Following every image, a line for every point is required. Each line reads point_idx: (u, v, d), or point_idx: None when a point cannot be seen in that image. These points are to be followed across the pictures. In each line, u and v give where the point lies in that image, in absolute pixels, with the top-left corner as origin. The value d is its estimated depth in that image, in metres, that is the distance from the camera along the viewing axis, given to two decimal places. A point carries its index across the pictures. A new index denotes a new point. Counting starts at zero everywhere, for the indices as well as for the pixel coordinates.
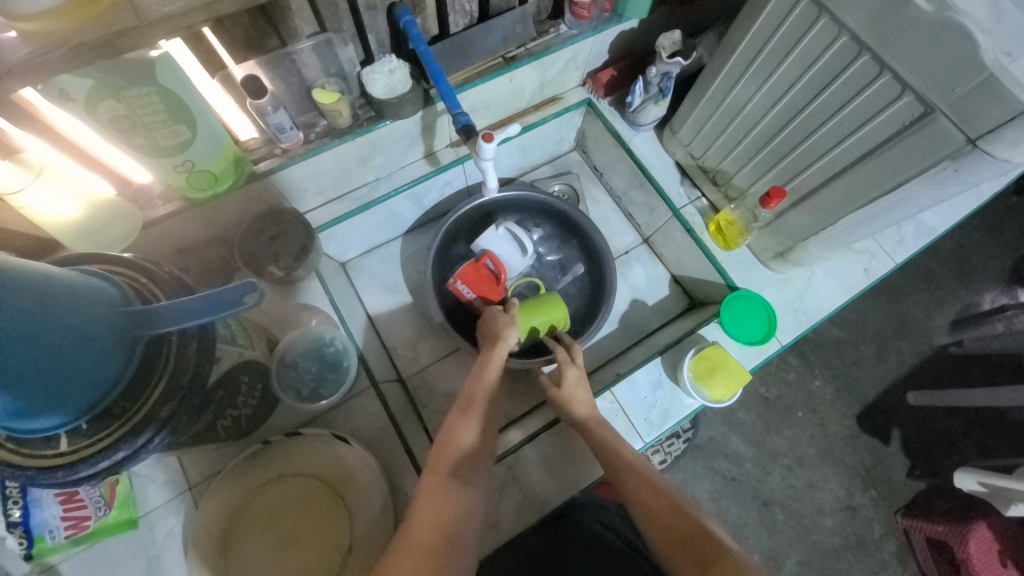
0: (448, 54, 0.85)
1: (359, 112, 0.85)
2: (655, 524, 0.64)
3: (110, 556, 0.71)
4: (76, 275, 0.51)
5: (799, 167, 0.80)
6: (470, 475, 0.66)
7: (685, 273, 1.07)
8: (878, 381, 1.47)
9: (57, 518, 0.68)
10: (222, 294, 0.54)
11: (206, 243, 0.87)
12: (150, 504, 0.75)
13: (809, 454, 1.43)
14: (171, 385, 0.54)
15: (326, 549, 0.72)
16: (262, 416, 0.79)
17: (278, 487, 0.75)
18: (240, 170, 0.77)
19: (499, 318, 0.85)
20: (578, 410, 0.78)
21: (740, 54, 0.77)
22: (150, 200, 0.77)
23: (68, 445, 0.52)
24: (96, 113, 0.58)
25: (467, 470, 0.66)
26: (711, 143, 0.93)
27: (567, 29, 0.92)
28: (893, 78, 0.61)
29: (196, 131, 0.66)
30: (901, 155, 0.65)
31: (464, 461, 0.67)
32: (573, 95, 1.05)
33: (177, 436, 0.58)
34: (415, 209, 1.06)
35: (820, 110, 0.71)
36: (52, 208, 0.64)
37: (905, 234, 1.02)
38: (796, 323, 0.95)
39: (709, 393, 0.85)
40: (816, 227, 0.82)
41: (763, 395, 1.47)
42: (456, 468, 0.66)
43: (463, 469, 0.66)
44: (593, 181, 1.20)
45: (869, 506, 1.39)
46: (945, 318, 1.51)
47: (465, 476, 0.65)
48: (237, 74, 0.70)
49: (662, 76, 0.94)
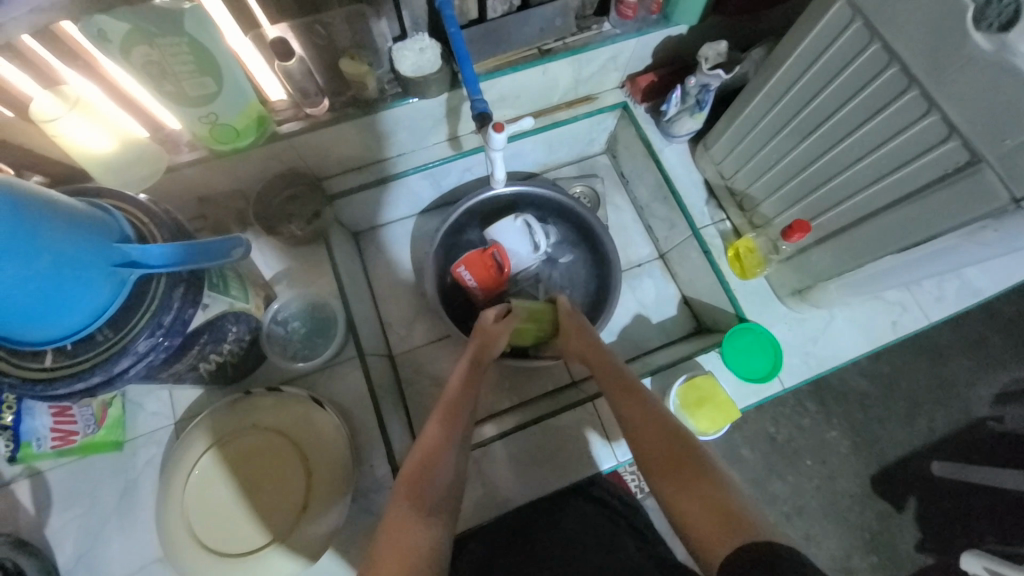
0: (480, 39, 0.83)
1: (387, 86, 0.85)
2: (639, 449, 0.67)
3: (94, 470, 0.77)
4: (82, 206, 0.54)
5: (831, 202, 0.74)
6: (434, 478, 0.64)
7: (697, 296, 1.03)
8: (902, 443, 1.37)
9: (46, 428, 0.72)
10: (211, 244, 0.59)
11: (227, 194, 0.90)
12: (136, 430, 0.80)
13: (810, 505, 1.35)
14: (152, 323, 0.57)
15: (281, 503, 0.74)
16: (248, 367, 0.82)
17: (248, 437, 0.76)
18: (262, 129, 0.79)
19: (490, 325, 0.83)
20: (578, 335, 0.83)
21: (784, 73, 0.73)
22: (177, 145, 0.80)
23: (53, 360, 0.55)
24: (130, 57, 0.61)
25: (432, 476, 0.64)
26: (742, 164, 0.88)
27: (611, 28, 0.89)
28: (941, 118, 0.56)
29: (221, 85, 0.68)
30: (937, 205, 0.59)
31: (434, 457, 0.65)
32: (609, 97, 1.02)
33: (157, 368, 0.61)
34: (432, 189, 1.06)
35: (860, 143, 0.66)
36: (88, 139, 0.69)
37: (946, 291, 0.94)
38: (805, 366, 0.90)
39: (694, 423, 0.83)
40: (840, 268, 0.77)
41: (770, 436, 1.40)
42: (425, 473, 0.64)
43: (432, 476, 0.64)
44: (617, 188, 1.16)
45: (867, 571, 1.31)
46: (988, 389, 1.39)
47: (432, 488, 0.62)
48: (270, 34, 0.71)
49: (701, 87, 0.89)
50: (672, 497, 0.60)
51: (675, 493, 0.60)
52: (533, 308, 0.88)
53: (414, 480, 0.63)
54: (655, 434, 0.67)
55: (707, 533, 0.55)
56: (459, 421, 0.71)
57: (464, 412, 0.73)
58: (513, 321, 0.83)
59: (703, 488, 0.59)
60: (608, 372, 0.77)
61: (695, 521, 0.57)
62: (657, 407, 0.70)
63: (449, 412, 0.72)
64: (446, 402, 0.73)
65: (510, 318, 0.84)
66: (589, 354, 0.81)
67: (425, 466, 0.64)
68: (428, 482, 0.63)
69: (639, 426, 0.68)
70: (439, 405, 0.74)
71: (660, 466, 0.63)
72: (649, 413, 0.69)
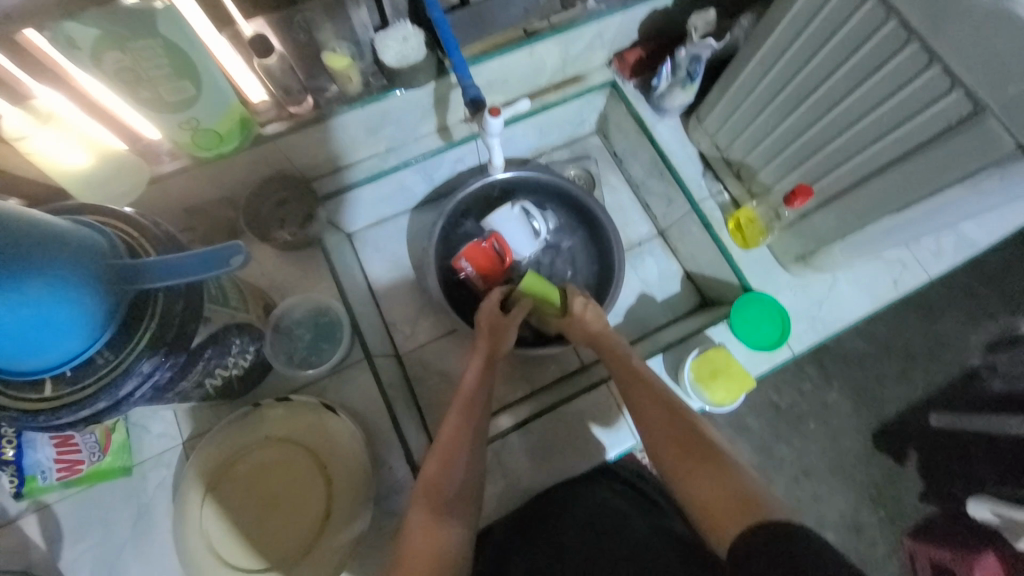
0: (464, 25, 0.82)
1: (370, 79, 0.82)
2: (648, 433, 0.67)
3: (103, 498, 0.75)
4: (67, 224, 0.51)
5: (832, 163, 0.74)
6: (450, 478, 0.65)
7: (699, 270, 1.03)
8: (900, 399, 1.40)
9: (50, 459, 0.71)
10: (209, 254, 0.53)
11: (214, 203, 0.87)
12: (143, 453, 0.78)
13: (817, 467, 1.38)
14: (154, 341, 0.54)
15: (303, 514, 0.72)
16: (255, 378, 0.79)
17: (261, 450, 0.74)
18: (247, 132, 0.76)
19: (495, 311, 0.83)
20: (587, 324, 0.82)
21: (777, 36, 0.71)
22: (158, 155, 0.77)
23: (52, 390, 0.52)
24: (102, 63, 0.58)
25: (448, 477, 0.65)
26: (738, 133, 0.87)
27: (595, 4, 0.86)
28: (944, 69, 0.55)
29: (201, 87, 0.65)
30: (942, 158, 0.59)
31: (453, 456, 0.66)
32: (597, 75, 1.00)
33: (162, 388, 0.59)
34: (424, 183, 1.04)
35: (859, 103, 0.66)
36: (61, 155, 0.66)
37: (943, 246, 0.95)
38: (813, 331, 0.90)
39: (709, 396, 0.83)
40: (843, 231, 0.77)
41: (774, 403, 1.41)
42: (445, 478, 0.64)
43: (451, 479, 0.64)
44: (611, 167, 1.15)
45: (876, 525, 1.35)
46: (979, 339, 1.42)
47: (450, 486, 0.64)
48: (246, 32, 0.68)
49: (691, 59, 0.88)
50: (683, 478, 0.61)
51: (684, 477, 0.61)
52: (540, 287, 0.85)
53: (434, 482, 0.64)
54: (667, 419, 0.67)
55: (720, 510, 0.56)
56: (476, 414, 0.71)
57: (480, 402, 0.73)
58: (522, 312, 0.83)
59: (716, 473, 0.59)
60: (618, 360, 0.76)
61: (708, 502, 0.58)
62: (666, 391, 0.71)
63: (466, 406, 0.72)
64: (463, 395, 0.73)
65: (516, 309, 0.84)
66: (599, 342, 0.80)
67: (444, 469, 0.65)
68: (446, 481, 0.64)
69: (648, 413, 0.68)
70: (457, 398, 0.73)
71: (673, 452, 0.63)
72: (659, 400, 0.69)
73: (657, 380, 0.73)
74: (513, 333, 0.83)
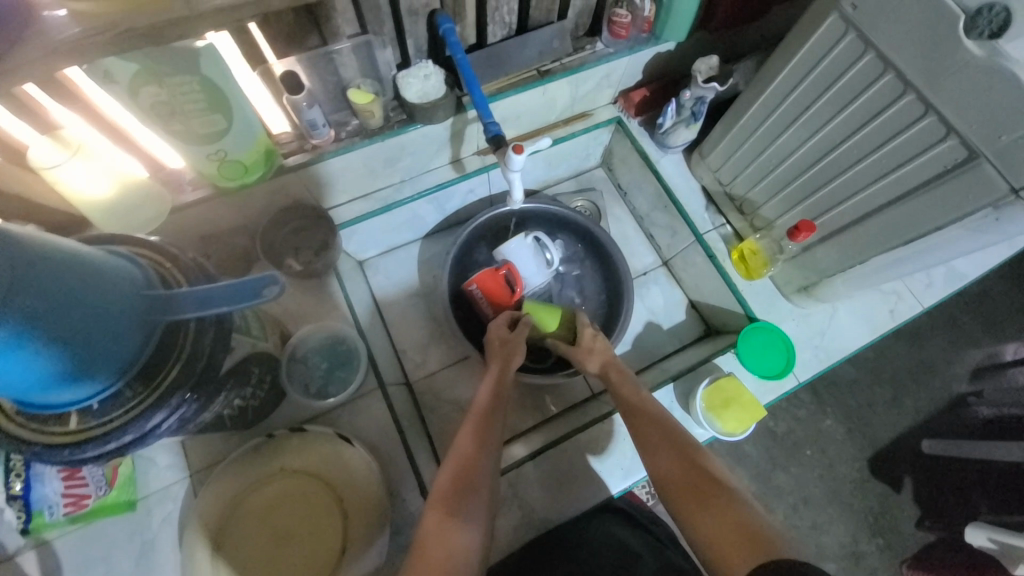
0: (483, 63, 0.85)
1: (391, 114, 0.85)
2: (655, 464, 0.67)
3: (105, 534, 0.72)
4: (102, 255, 0.51)
5: (832, 202, 0.78)
6: (466, 496, 0.62)
7: (704, 299, 1.06)
8: (892, 425, 1.42)
9: (57, 494, 0.69)
10: (244, 285, 0.54)
11: (229, 231, 0.88)
12: (149, 487, 0.75)
13: (815, 494, 1.39)
14: (184, 372, 0.54)
15: (318, 551, 0.71)
16: (269, 408, 0.78)
17: (276, 482, 0.74)
18: (270, 162, 0.77)
19: (502, 333, 0.86)
20: (590, 357, 0.84)
21: (778, 84, 0.76)
22: (180, 184, 0.78)
23: (77, 423, 0.52)
24: (138, 97, 0.59)
25: (463, 493, 0.62)
26: (739, 171, 0.92)
27: (604, 48, 0.92)
28: (939, 119, 0.60)
29: (232, 121, 0.67)
30: (940, 199, 0.63)
31: (470, 475, 0.64)
32: (603, 113, 1.05)
33: (187, 420, 0.59)
34: (436, 213, 1.06)
35: (856, 148, 0.71)
36: (87, 185, 0.66)
37: (934, 278, 1.00)
38: (816, 360, 0.93)
39: (721, 425, 0.84)
40: (844, 265, 0.81)
41: (771, 430, 1.43)
42: (462, 496, 0.62)
43: (467, 497, 0.62)
44: (616, 199, 1.19)
45: (874, 554, 1.35)
46: (964, 366, 1.46)
47: (468, 503, 0.61)
48: (276, 69, 0.70)
49: (695, 99, 0.93)
50: (692, 516, 0.60)
51: (693, 516, 0.60)
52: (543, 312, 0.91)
53: (448, 500, 0.61)
54: (675, 452, 0.67)
55: (728, 546, 0.55)
56: (489, 434, 0.70)
57: (494, 423, 0.72)
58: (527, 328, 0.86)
59: (722, 509, 0.59)
60: (622, 395, 0.77)
61: (719, 538, 0.56)
62: (672, 424, 0.71)
63: (481, 425, 0.71)
64: (475, 417, 0.72)
65: (522, 327, 0.86)
66: (605, 374, 0.82)
67: (460, 489, 0.62)
68: (463, 500, 0.61)
69: (656, 451, 0.68)
70: (469, 416, 0.72)
71: (682, 488, 0.63)
72: (665, 435, 0.69)
73: (662, 413, 0.74)
74: (523, 350, 0.85)
